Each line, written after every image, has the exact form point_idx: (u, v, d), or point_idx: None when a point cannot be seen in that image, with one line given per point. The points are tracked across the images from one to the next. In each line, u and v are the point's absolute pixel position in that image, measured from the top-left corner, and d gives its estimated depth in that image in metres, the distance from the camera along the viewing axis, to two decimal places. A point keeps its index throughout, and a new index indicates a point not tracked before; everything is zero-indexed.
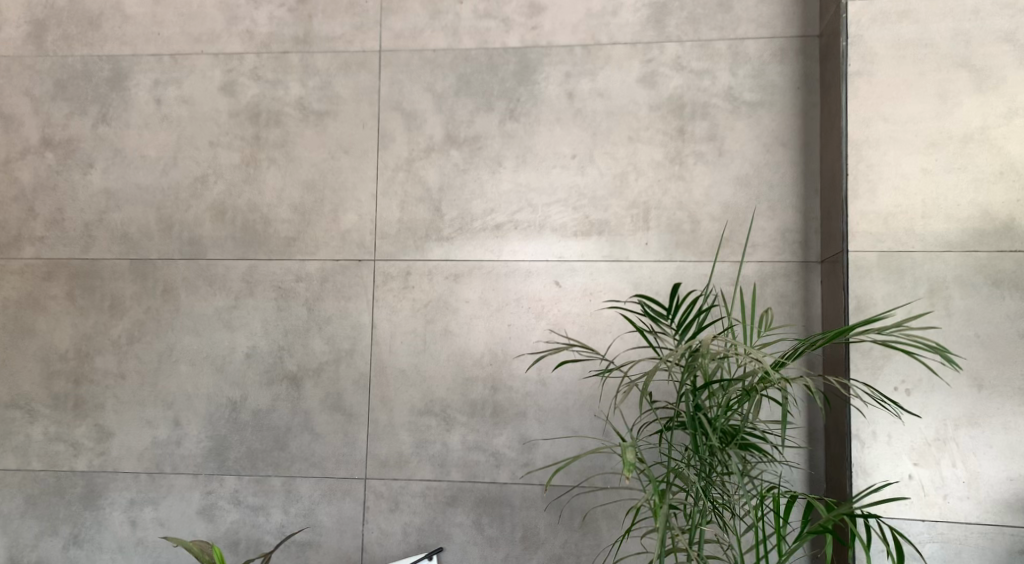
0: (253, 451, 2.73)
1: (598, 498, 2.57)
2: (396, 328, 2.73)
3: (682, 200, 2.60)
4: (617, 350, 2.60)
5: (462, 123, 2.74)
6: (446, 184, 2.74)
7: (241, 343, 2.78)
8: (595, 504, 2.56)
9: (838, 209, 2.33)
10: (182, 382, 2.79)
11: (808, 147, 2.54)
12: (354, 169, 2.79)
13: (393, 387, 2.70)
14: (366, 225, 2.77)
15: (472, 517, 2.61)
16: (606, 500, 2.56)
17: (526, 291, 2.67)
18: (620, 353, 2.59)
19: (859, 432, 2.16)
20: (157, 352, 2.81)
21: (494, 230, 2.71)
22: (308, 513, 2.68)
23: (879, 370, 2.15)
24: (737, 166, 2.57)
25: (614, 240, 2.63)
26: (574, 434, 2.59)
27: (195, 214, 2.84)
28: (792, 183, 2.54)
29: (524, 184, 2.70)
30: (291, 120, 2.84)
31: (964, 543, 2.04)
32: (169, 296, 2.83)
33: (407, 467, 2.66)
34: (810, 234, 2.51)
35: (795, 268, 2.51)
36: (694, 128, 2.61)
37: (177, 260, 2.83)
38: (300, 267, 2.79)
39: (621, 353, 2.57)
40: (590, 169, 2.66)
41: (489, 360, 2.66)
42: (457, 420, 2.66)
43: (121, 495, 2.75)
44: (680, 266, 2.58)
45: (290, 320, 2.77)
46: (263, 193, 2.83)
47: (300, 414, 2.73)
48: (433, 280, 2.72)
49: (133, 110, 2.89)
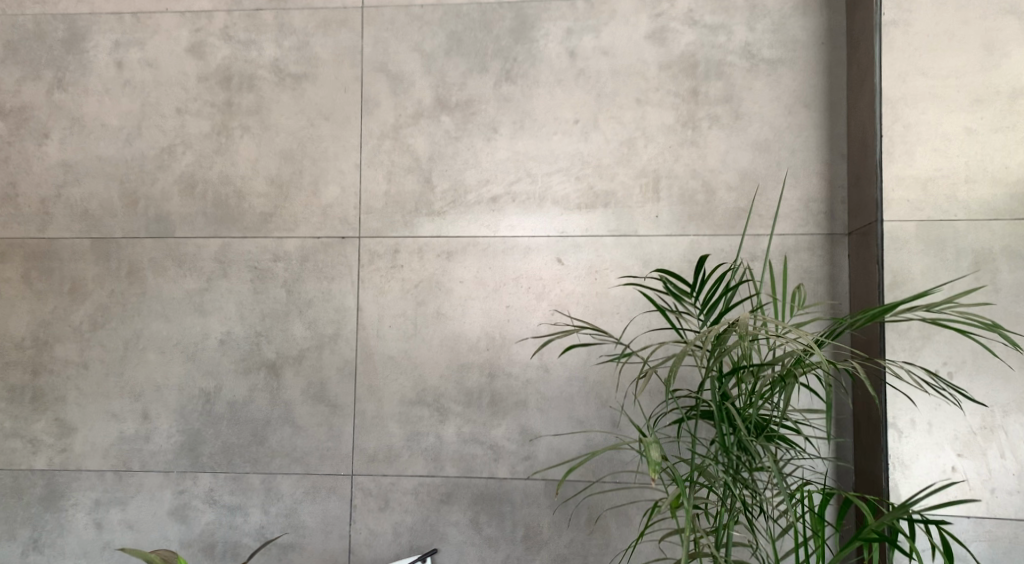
0: (229, 445, 2.51)
1: (611, 499, 2.36)
2: (384, 310, 2.50)
3: (696, 167, 2.37)
4: (632, 332, 2.38)
5: (453, 85, 2.50)
6: (437, 153, 2.51)
7: (215, 329, 2.55)
8: (608, 506, 2.35)
9: (871, 174, 2.12)
10: (151, 372, 2.56)
11: (833, 107, 2.32)
12: (335, 137, 2.55)
13: (381, 375, 2.48)
14: (349, 199, 2.54)
15: (468, 515, 2.40)
16: (618, 499, 2.35)
17: (525, 269, 2.44)
18: (636, 334, 2.38)
19: (897, 420, 2.00)
20: (122, 339, 2.58)
21: (489, 203, 2.48)
22: (290, 513, 2.47)
23: (918, 350, 1.96)
24: (756, 130, 2.35)
25: (621, 213, 2.40)
26: (579, 424, 2.38)
27: (162, 188, 2.60)
28: (816, 149, 2.32)
29: (522, 152, 2.47)
30: (266, 84, 2.59)
31: (1014, 544, 1.64)
32: (135, 277, 2.59)
33: (398, 462, 2.45)
34: (835, 204, 2.30)
35: (821, 241, 2.29)
36: (708, 89, 2.38)
37: (143, 239, 2.59)
38: (278, 245, 2.55)
39: (638, 334, 2.35)
40: (593, 135, 2.43)
41: (487, 345, 2.44)
42: (451, 411, 2.44)
43: (85, 495, 2.52)
44: (693, 240, 2.36)
45: (268, 303, 2.54)
46: (236, 164, 2.59)
47: (280, 405, 2.51)
48: (424, 259, 2.50)
49: (91, 75, 2.63)
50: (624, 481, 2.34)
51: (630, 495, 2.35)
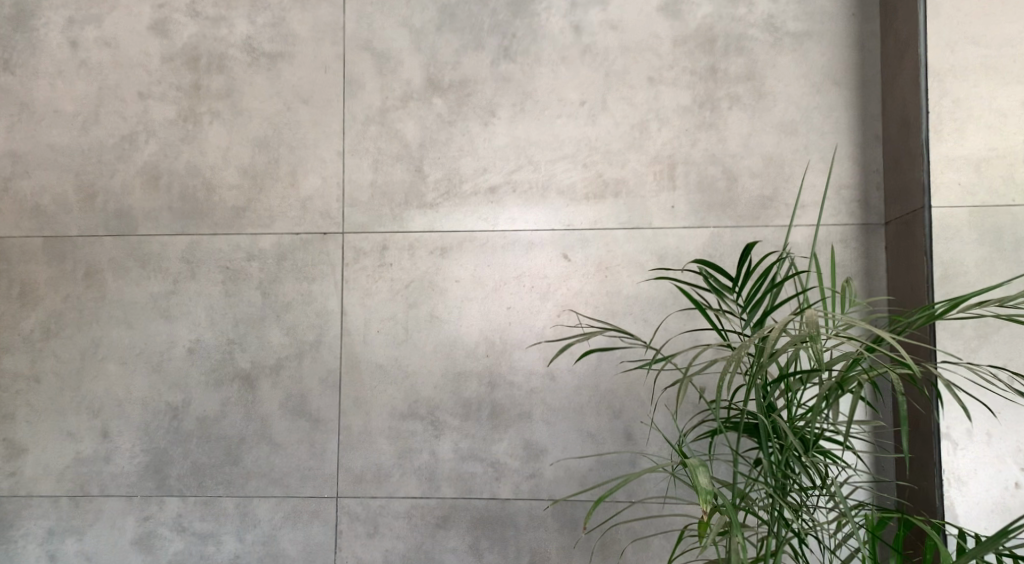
0: (199, 466, 2.25)
1: (639, 528, 2.12)
2: (371, 314, 2.26)
3: (715, 152, 2.15)
4: (666, 334, 2.14)
5: (446, 64, 2.27)
6: (428, 139, 2.27)
7: (182, 336, 2.30)
8: (636, 536, 2.11)
9: (914, 155, 1.90)
10: (111, 385, 2.29)
11: (866, 84, 2.11)
12: (314, 123, 2.31)
13: (369, 385, 2.24)
14: (331, 190, 2.29)
15: (467, 541, 2.16)
16: (644, 529, 2.11)
17: (528, 266, 2.21)
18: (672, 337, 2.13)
19: (950, 431, 1.76)
20: (78, 349, 2.31)
21: (487, 194, 2.24)
22: (267, 540, 2.22)
23: (973, 352, 1.73)
24: (781, 110, 2.13)
25: (633, 203, 2.18)
26: (590, 437, 2.15)
27: (122, 180, 2.34)
28: (848, 131, 2.10)
29: (523, 137, 2.24)
30: (237, 64, 2.34)
31: None
32: (92, 280, 2.32)
33: (388, 482, 2.20)
34: (870, 191, 2.08)
35: (855, 232, 2.08)
36: (727, 66, 2.16)
37: (101, 236, 2.33)
38: (252, 243, 2.31)
39: (675, 336, 2.11)
40: (601, 118, 2.20)
41: (486, 351, 2.21)
42: (448, 424, 2.20)
43: (37, 524, 2.26)
44: (714, 233, 2.13)
45: (241, 307, 2.30)
46: (205, 153, 2.33)
47: (256, 420, 2.26)
48: (415, 256, 2.25)
49: (42, 55, 2.37)
50: (651, 511, 2.10)
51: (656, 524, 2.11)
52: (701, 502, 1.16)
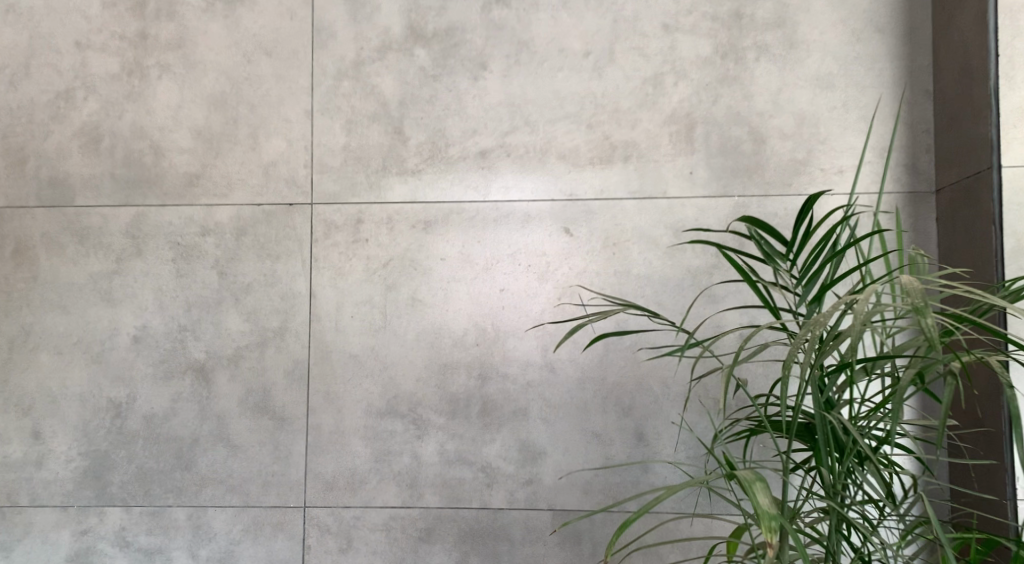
0: (146, 472, 1.96)
1: (665, 551, 1.83)
2: (344, 297, 1.97)
3: (739, 110, 1.87)
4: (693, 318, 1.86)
5: (430, 10, 1.98)
6: (409, 96, 1.97)
7: (127, 322, 2.00)
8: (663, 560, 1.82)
9: (976, 108, 1.63)
10: (43, 379, 1.99)
11: (913, 31, 1.83)
12: (277, 78, 2.01)
13: (341, 379, 1.95)
14: (298, 155, 2.00)
15: (454, 557, 1.88)
16: (672, 556, 1.82)
17: (524, 242, 1.92)
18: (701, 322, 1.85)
19: None
20: (6, 337, 2.01)
21: (478, 158, 1.95)
22: (224, 557, 1.93)
23: None
24: (815, 62, 1.85)
25: (646, 168, 1.89)
26: (595, 437, 1.87)
27: (57, 143, 2.03)
28: (893, 85, 1.82)
29: (518, 93, 1.95)
30: (190, 10, 2.03)
31: None
32: (22, 258, 2.02)
33: (364, 490, 1.92)
34: (918, 153, 1.81)
35: (899, 201, 1.80)
36: (754, 11, 1.88)
37: (33, 208, 2.03)
38: (207, 215, 2.01)
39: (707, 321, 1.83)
40: (609, 71, 1.92)
41: (477, 339, 1.92)
42: (432, 423, 1.91)
43: None
44: (738, 203, 1.86)
45: (195, 289, 2.00)
46: (153, 112, 2.03)
47: (212, 419, 1.97)
48: (394, 230, 1.96)
49: None
50: (673, 531, 1.82)
51: (685, 550, 1.83)
52: (763, 530, 0.89)
